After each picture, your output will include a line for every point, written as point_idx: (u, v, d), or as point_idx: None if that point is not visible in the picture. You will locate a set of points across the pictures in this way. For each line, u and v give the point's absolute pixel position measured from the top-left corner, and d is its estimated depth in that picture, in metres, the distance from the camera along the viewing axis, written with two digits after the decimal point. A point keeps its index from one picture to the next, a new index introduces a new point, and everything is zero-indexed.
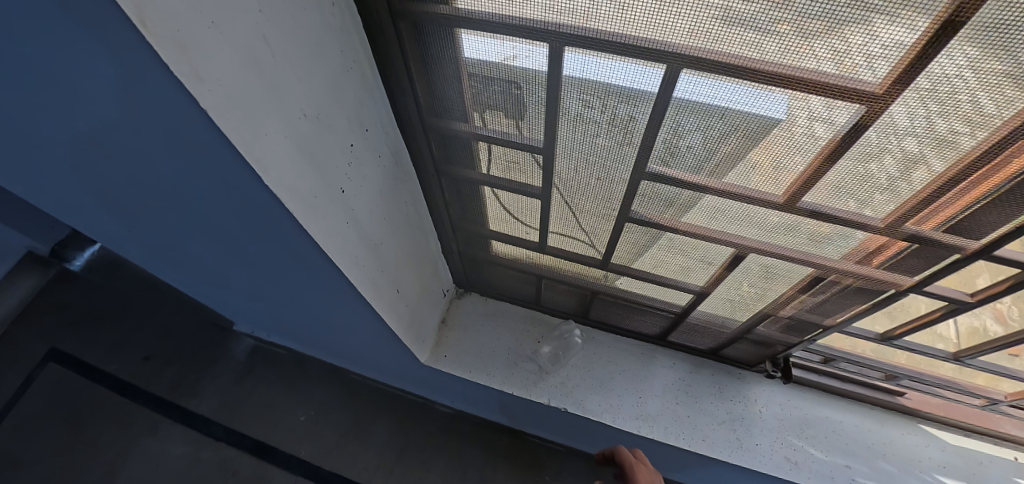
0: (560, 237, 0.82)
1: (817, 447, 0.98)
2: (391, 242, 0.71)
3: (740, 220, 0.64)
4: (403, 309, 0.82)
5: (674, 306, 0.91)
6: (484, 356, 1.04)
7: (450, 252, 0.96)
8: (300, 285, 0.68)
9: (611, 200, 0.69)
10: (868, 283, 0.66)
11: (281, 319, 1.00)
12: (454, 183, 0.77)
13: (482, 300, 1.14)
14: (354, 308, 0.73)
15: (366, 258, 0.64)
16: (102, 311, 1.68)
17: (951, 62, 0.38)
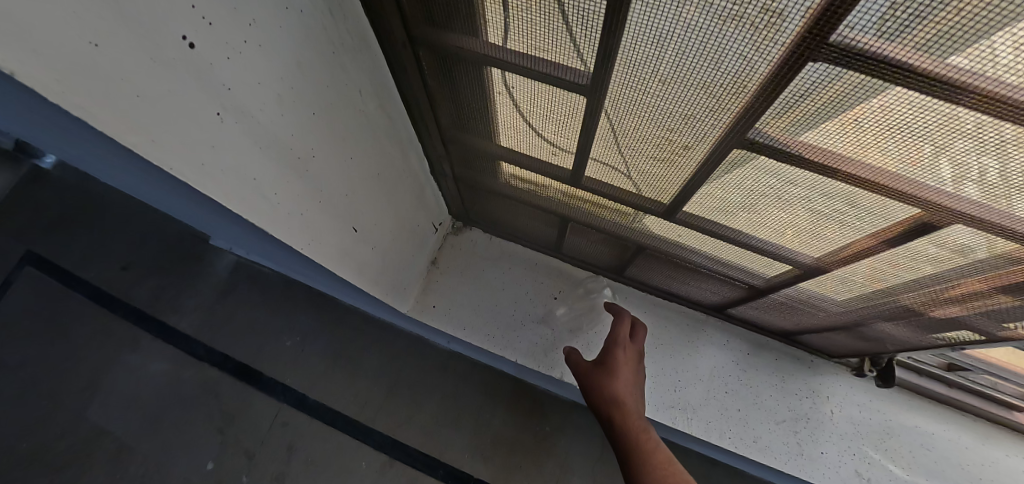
0: (608, 169, 0.53)
1: (897, 463, 0.76)
2: (332, 152, 0.44)
3: (957, 175, 0.33)
4: (369, 250, 0.58)
5: (755, 278, 0.63)
6: (482, 312, 0.82)
7: (441, 173, 0.68)
8: (194, 203, 0.44)
9: (684, 122, 0.40)
10: None
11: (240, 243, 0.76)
12: (437, 66, 0.46)
13: (486, 238, 0.88)
14: (280, 247, 0.48)
15: (280, 182, 0.39)
16: (74, 211, 1.46)
17: None
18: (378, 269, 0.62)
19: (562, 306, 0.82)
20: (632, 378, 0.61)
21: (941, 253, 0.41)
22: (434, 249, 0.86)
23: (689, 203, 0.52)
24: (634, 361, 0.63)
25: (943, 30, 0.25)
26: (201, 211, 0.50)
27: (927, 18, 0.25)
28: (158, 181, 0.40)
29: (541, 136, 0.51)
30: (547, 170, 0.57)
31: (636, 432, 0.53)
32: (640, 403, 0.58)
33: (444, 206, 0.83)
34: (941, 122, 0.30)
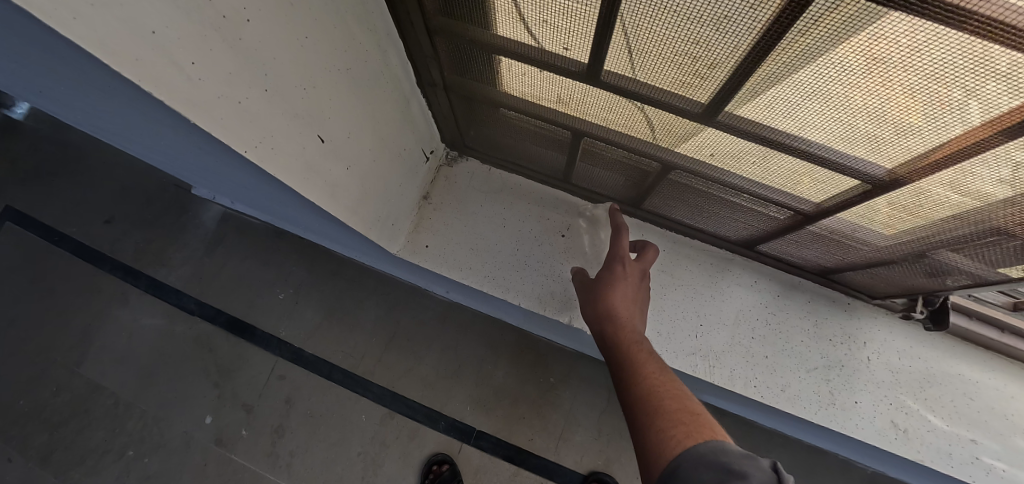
0: (628, 65, 0.43)
1: (937, 413, 0.69)
2: (274, 19, 0.33)
3: None
4: (341, 170, 0.48)
5: (800, 203, 0.54)
6: (481, 252, 0.73)
7: (432, 81, 0.57)
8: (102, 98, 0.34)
9: (716, 16, 0.34)
10: None
11: (206, 179, 0.66)
12: None
13: (485, 170, 0.78)
14: (222, 152, 0.38)
15: (191, 46, 0.28)
16: (51, 162, 1.39)
17: None
18: (355, 193, 0.53)
19: (571, 245, 0.74)
20: (635, 294, 0.54)
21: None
22: (425, 184, 0.76)
23: (741, 95, 0.41)
24: (641, 278, 0.56)
25: None
26: (134, 124, 0.41)
27: None
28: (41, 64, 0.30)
29: (545, 13, 0.40)
30: (557, 65, 0.46)
31: (627, 344, 0.48)
32: (642, 319, 0.52)
33: (435, 132, 0.73)
34: None
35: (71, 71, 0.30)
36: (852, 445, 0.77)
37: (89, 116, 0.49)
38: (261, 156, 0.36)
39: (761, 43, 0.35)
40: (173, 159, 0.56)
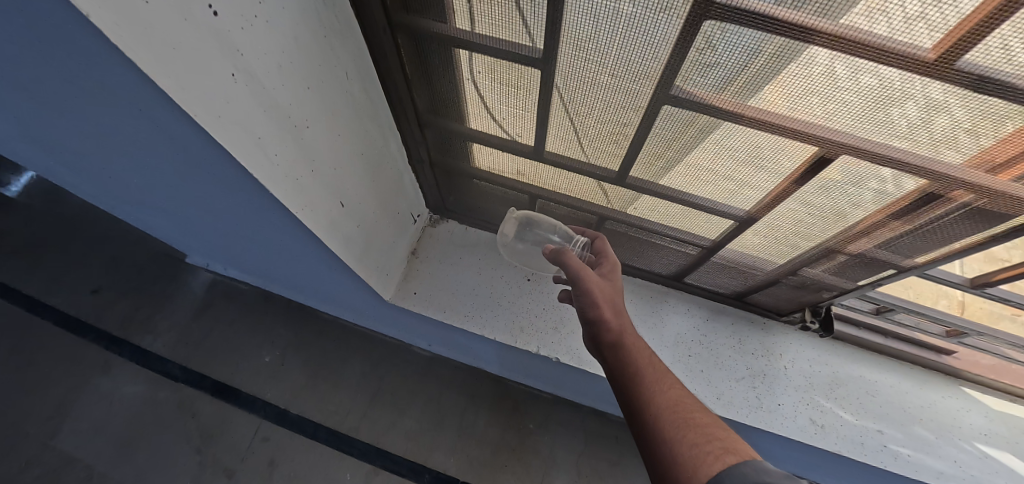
0: (564, 146, 0.63)
1: (846, 410, 0.84)
2: (326, 126, 0.51)
3: (836, 102, 0.43)
4: (354, 228, 0.63)
5: (701, 239, 0.72)
6: (461, 295, 0.87)
7: (420, 163, 0.75)
8: (196, 180, 0.50)
9: (626, 119, 0.55)
10: (994, 205, 0.47)
11: (228, 240, 0.79)
12: (413, 47, 0.54)
13: (461, 229, 0.94)
14: (271, 212, 0.52)
15: (280, 144, 0.45)
16: (43, 238, 1.45)
17: None
18: (361, 247, 0.67)
19: (536, 286, 0.89)
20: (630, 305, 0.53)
21: (842, 180, 0.52)
22: (412, 243, 0.91)
23: (642, 165, 0.61)
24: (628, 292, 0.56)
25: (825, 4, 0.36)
26: (206, 198, 0.56)
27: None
28: (171, 158, 0.46)
29: (501, 114, 0.60)
30: (513, 146, 0.66)
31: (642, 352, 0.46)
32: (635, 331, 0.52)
33: (420, 200, 0.90)
34: (820, 70, 0.41)
35: (183, 160, 0.45)
36: (788, 448, 0.89)
37: (145, 189, 0.62)
38: (304, 217, 0.51)
39: (643, 128, 0.55)
40: (213, 223, 0.69)
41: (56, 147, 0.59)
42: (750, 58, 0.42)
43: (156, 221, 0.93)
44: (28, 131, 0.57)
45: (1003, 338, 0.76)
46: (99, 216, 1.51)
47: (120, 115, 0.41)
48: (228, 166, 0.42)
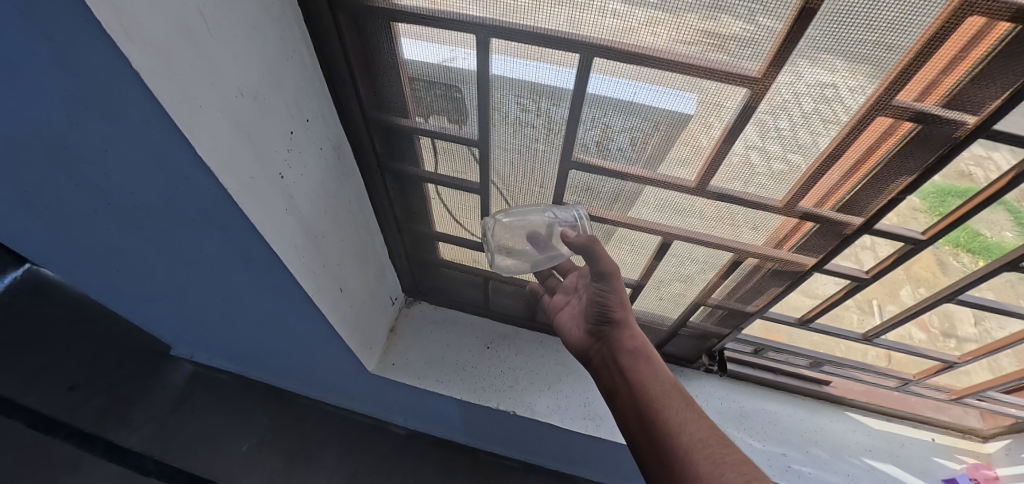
0: None
1: (754, 437, 1.03)
2: (334, 236, 0.74)
3: (661, 209, 0.73)
4: (348, 308, 0.84)
5: None
6: (433, 362, 1.06)
7: (398, 256, 1.02)
8: (239, 273, 0.69)
9: None
10: (781, 265, 0.77)
11: (236, 323, 0.95)
12: (401, 184, 0.85)
13: (431, 308, 1.17)
14: (293, 297, 0.73)
15: (306, 249, 0.67)
16: (20, 337, 1.49)
17: (807, 54, 0.48)
18: (352, 324, 0.87)
19: (494, 351, 1.10)
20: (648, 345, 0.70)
21: (682, 254, 0.81)
22: (390, 321, 1.10)
23: None
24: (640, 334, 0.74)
25: (647, 160, 0.66)
26: (240, 286, 0.74)
27: (636, 155, 0.66)
28: (226, 257, 0.65)
29: (459, 220, 0.90)
30: (466, 241, 0.96)
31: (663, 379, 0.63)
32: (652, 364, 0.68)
33: (397, 283, 1.12)
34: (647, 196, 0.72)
35: (239, 263, 0.66)
36: None
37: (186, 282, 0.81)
38: (316, 300, 0.72)
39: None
40: (231, 307, 0.86)
41: (115, 252, 0.77)
42: (617, 190, 0.73)
43: (165, 313, 1.07)
44: (99, 242, 0.75)
45: (850, 363, 1.00)
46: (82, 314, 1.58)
47: (200, 233, 0.61)
48: (271, 265, 0.63)
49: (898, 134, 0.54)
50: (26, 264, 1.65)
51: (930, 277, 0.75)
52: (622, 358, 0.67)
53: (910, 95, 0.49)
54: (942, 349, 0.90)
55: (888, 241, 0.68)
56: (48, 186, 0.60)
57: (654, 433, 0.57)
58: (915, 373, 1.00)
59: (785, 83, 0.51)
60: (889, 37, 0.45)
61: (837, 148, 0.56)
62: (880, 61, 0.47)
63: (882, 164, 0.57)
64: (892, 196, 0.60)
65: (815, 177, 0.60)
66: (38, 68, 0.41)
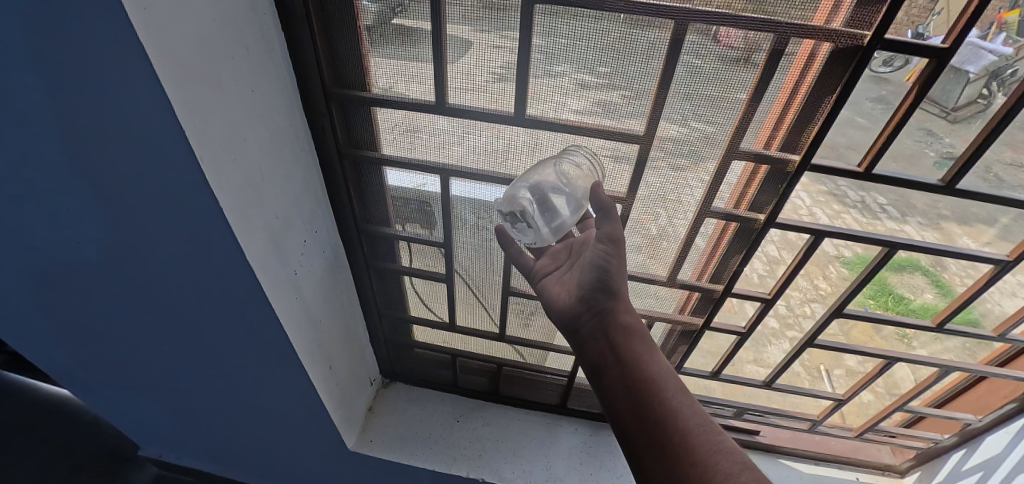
0: (464, 320, 1.15)
1: None
2: (325, 320, 0.95)
3: None
4: (330, 381, 1.02)
5: (562, 370, 1.22)
6: (409, 439, 1.22)
7: (376, 339, 1.22)
8: (256, 349, 0.88)
9: (490, 302, 1.07)
10: (684, 327, 1.10)
11: (232, 406, 1.07)
12: (383, 278, 1.08)
13: (405, 388, 1.34)
14: (291, 374, 0.94)
15: (303, 328, 0.87)
16: None
17: (652, 184, 0.80)
18: (336, 397, 1.07)
19: (464, 424, 1.28)
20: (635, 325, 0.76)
21: None
22: (369, 401, 1.28)
23: (509, 326, 1.13)
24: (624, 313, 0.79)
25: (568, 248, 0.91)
26: (253, 363, 0.93)
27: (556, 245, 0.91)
28: (251, 334, 0.85)
29: (430, 305, 1.13)
30: (437, 322, 1.17)
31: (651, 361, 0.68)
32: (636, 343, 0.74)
33: (375, 367, 1.30)
34: None
35: (252, 342, 0.87)
36: None
37: (195, 365, 0.96)
38: (309, 375, 0.93)
39: (500, 308, 1.08)
40: (236, 386, 1.01)
41: (135, 342, 0.92)
42: None
43: (147, 412, 1.15)
44: (124, 333, 0.90)
45: (766, 410, 1.34)
46: (38, 423, 1.59)
47: (234, 317, 0.82)
48: (282, 338, 0.84)
49: (720, 232, 0.87)
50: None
51: (793, 332, 1.10)
52: (617, 332, 0.71)
53: (728, 203, 0.82)
54: (821, 388, 1.25)
55: (745, 299, 1.01)
56: (120, 287, 0.80)
57: (650, 409, 0.63)
58: (818, 413, 1.34)
59: (643, 204, 0.84)
60: (690, 173, 0.78)
61: (693, 238, 0.88)
62: (692, 190, 0.80)
63: (722, 249, 0.90)
64: (733, 270, 0.93)
65: (686, 259, 0.93)
66: (161, 204, 0.64)
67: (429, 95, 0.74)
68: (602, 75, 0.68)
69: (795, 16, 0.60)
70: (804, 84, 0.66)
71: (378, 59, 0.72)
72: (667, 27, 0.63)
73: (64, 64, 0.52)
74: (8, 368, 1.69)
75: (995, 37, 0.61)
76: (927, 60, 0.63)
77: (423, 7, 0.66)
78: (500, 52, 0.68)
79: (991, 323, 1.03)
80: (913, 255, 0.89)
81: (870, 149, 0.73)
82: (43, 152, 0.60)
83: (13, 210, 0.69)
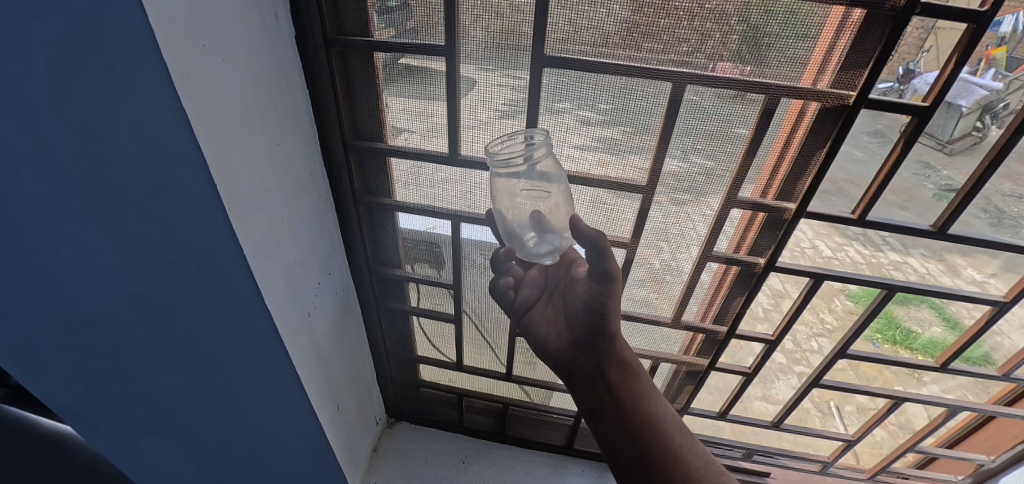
0: (471, 359, 1.16)
1: None
2: (333, 360, 0.97)
3: None
4: (336, 420, 1.03)
5: (569, 411, 1.21)
6: (413, 480, 1.21)
7: (383, 378, 1.23)
8: (266, 388, 0.90)
9: (496, 342, 1.09)
10: (688, 366, 1.10)
11: (237, 447, 1.07)
12: (392, 317, 1.10)
13: (411, 427, 1.34)
14: (299, 416, 0.95)
15: (313, 368, 0.89)
16: None
17: (657, 226, 0.84)
18: (341, 438, 1.07)
19: (469, 466, 1.27)
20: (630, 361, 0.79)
21: None
22: (374, 441, 1.28)
23: (515, 365, 1.14)
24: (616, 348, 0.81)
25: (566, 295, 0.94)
26: (261, 402, 0.94)
27: None
28: (263, 374, 0.87)
29: (437, 345, 1.14)
30: (443, 362, 1.18)
31: (647, 403, 0.72)
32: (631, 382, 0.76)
33: (381, 407, 1.31)
34: None
35: (263, 382, 0.89)
36: None
37: (200, 404, 0.97)
38: (318, 416, 0.95)
39: (507, 348, 1.09)
40: (241, 427, 1.01)
41: (142, 378, 0.93)
42: None
43: (144, 453, 1.13)
44: (132, 370, 0.91)
45: (775, 451, 1.33)
46: (32, 462, 1.57)
47: (246, 358, 0.84)
48: (292, 379, 0.86)
49: (723, 274, 0.90)
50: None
51: (801, 369, 1.10)
52: (613, 373, 0.74)
53: (731, 247, 0.85)
54: (831, 428, 1.24)
55: (750, 338, 1.03)
56: (137, 327, 0.82)
57: (649, 449, 0.67)
58: (828, 454, 1.32)
59: (648, 245, 0.87)
60: (691, 215, 0.81)
61: (697, 279, 0.91)
62: (693, 231, 0.83)
63: (726, 290, 0.92)
64: (736, 311, 0.95)
65: (690, 298, 0.94)
66: (186, 250, 0.68)
67: (443, 144, 0.79)
68: (604, 112, 0.72)
69: (784, 78, 0.65)
70: (797, 138, 0.70)
71: (392, 104, 0.77)
72: (665, 85, 0.68)
73: (112, 122, 0.57)
74: (6, 402, 1.67)
75: (985, 71, 0.64)
76: (909, 118, 0.67)
77: (438, 64, 0.71)
78: (500, 90, 0.72)
79: (997, 360, 1.04)
80: (923, 295, 0.91)
81: (863, 198, 0.77)
82: (81, 200, 0.64)
83: (37, 252, 0.71)
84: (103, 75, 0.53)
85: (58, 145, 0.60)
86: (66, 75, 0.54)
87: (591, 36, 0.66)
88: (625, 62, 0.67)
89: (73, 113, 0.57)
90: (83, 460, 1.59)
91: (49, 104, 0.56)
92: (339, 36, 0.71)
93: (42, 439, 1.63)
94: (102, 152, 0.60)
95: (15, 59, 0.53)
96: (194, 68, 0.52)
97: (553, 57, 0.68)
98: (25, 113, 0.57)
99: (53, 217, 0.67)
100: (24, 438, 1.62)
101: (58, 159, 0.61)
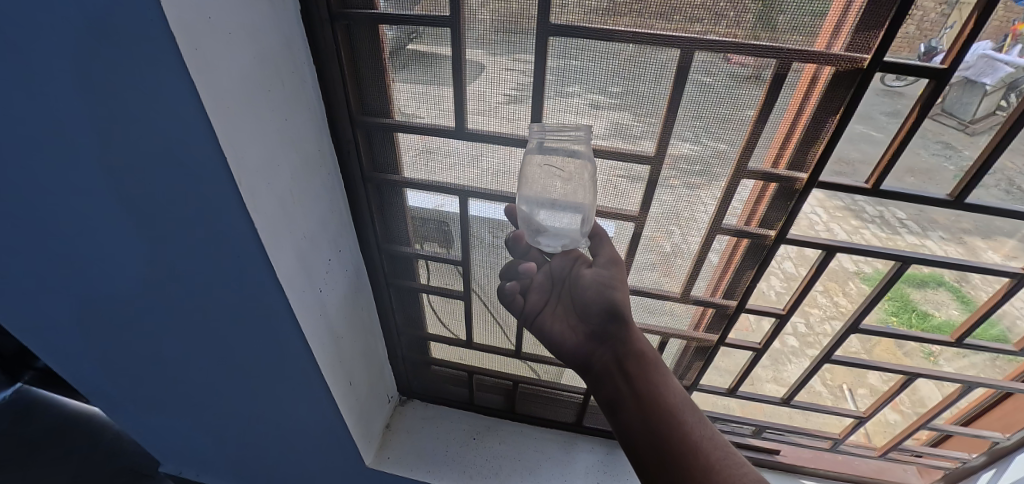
0: (480, 337, 1.17)
1: None
2: (344, 338, 0.98)
3: None
4: (349, 396, 1.05)
5: (577, 388, 1.22)
6: (425, 456, 1.24)
7: (395, 357, 1.25)
8: (282, 364, 0.92)
9: (504, 320, 1.10)
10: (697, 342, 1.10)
11: (253, 424, 1.11)
12: (402, 296, 1.12)
13: (422, 405, 1.37)
14: (314, 392, 0.98)
15: (326, 343, 0.91)
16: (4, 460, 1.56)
17: (665, 203, 0.83)
18: (355, 414, 1.10)
19: (479, 442, 1.29)
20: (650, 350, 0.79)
21: None
22: (387, 418, 1.31)
23: (524, 342, 1.14)
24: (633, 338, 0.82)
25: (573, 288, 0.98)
26: (277, 379, 0.96)
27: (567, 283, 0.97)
28: (278, 352, 0.89)
29: (445, 322, 1.16)
30: (454, 340, 1.19)
31: (664, 393, 0.72)
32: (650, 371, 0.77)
33: (393, 385, 1.34)
34: None
35: (276, 358, 0.91)
36: None
37: (219, 383, 1.00)
38: (333, 391, 0.97)
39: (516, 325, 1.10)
40: (257, 403, 1.04)
41: (159, 357, 0.95)
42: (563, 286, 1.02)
43: (167, 429, 1.17)
44: (153, 350, 0.94)
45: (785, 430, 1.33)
46: (57, 439, 1.64)
47: (260, 334, 0.86)
48: (305, 354, 0.88)
49: (732, 248, 0.89)
50: (16, 383, 1.74)
51: (813, 348, 1.09)
52: (630, 363, 0.75)
53: (742, 220, 0.84)
54: (842, 408, 1.23)
55: (760, 315, 1.02)
56: (151, 305, 0.84)
57: (669, 438, 0.68)
58: (839, 432, 1.32)
59: (656, 222, 0.86)
60: (701, 191, 0.80)
61: (706, 254, 0.90)
62: (702, 207, 0.82)
63: (735, 265, 0.92)
64: (745, 287, 0.95)
65: (698, 275, 0.94)
66: (199, 230, 0.69)
67: (449, 120, 0.78)
68: (615, 95, 0.72)
69: (797, 44, 0.63)
70: (809, 106, 0.69)
71: (399, 84, 0.77)
72: (672, 55, 0.67)
73: (121, 103, 0.58)
74: (32, 384, 1.75)
75: (1011, 48, 0.62)
76: (926, 82, 0.65)
77: (445, 39, 0.70)
78: (511, 73, 0.72)
79: (1014, 338, 1.01)
80: (937, 272, 0.89)
81: (878, 164, 0.75)
82: (94, 182, 0.66)
83: (55, 232, 0.74)
84: (112, 57, 0.54)
85: (75, 130, 0.61)
86: (77, 58, 0.55)
87: (597, 8, 0.65)
88: (633, 34, 0.65)
89: (88, 98, 0.58)
90: (107, 438, 1.65)
91: (60, 84, 0.57)
92: (343, 9, 0.70)
93: (66, 418, 1.70)
94: (113, 134, 0.61)
95: (31, 44, 0.54)
96: (202, 42, 0.53)
97: (559, 29, 0.66)
98: (34, 94, 0.58)
99: (74, 201, 0.69)
100: (49, 418, 1.70)
101: (75, 143, 0.62)
